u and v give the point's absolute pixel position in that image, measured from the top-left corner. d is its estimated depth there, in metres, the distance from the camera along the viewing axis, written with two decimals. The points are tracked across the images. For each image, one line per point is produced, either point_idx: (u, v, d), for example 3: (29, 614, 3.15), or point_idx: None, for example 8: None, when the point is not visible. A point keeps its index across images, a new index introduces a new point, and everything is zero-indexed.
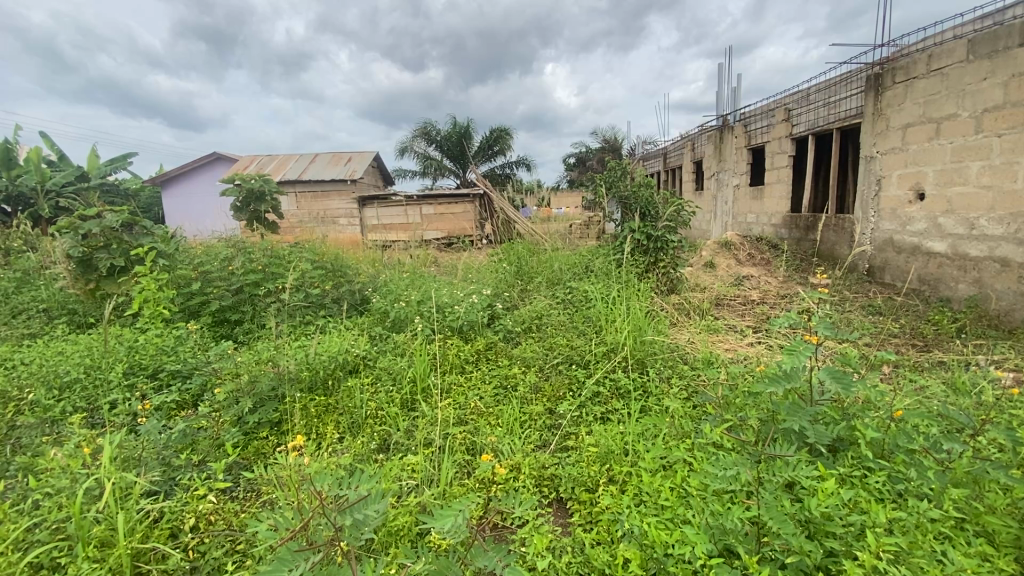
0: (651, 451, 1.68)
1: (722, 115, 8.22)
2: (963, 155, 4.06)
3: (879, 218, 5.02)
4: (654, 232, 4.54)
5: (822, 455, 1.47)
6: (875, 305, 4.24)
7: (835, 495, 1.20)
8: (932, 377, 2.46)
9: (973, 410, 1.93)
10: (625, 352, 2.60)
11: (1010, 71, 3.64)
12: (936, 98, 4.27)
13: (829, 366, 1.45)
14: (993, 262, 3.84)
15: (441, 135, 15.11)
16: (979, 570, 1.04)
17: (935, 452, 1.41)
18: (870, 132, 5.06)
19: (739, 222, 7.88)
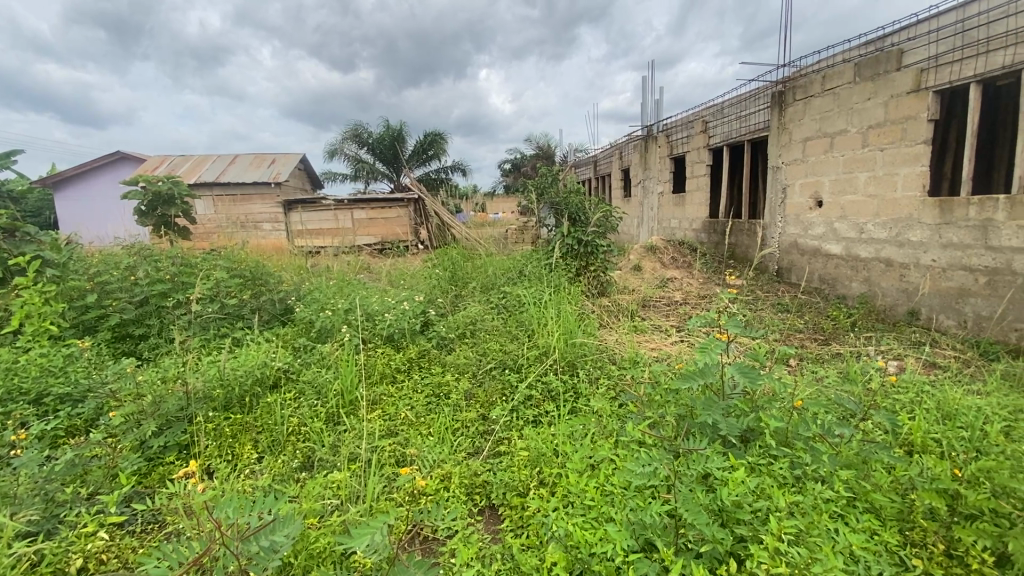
0: (579, 452, 1.71)
1: (647, 125, 8.62)
2: (853, 166, 4.51)
3: (785, 223, 5.47)
4: (584, 236, 4.68)
5: (735, 446, 1.55)
6: (783, 304, 4.61)
7: (743, 483, 1.27)
8: (831, 368, 2.70)
9: (865, 397, 2.14)
10: (557, 354, 2.65)
11: (889, 93, 4.09)
12: (830, 114, 4.73)
13: (738, 362, 1.55)
14: (879, 263, 4.31)
15: (373, 137, 14.71)
16: (864, 543, 1.15)
17: (830, 438, 1.54)
18: (776, 144, 5.50)
19: (663, 227, 8.30)
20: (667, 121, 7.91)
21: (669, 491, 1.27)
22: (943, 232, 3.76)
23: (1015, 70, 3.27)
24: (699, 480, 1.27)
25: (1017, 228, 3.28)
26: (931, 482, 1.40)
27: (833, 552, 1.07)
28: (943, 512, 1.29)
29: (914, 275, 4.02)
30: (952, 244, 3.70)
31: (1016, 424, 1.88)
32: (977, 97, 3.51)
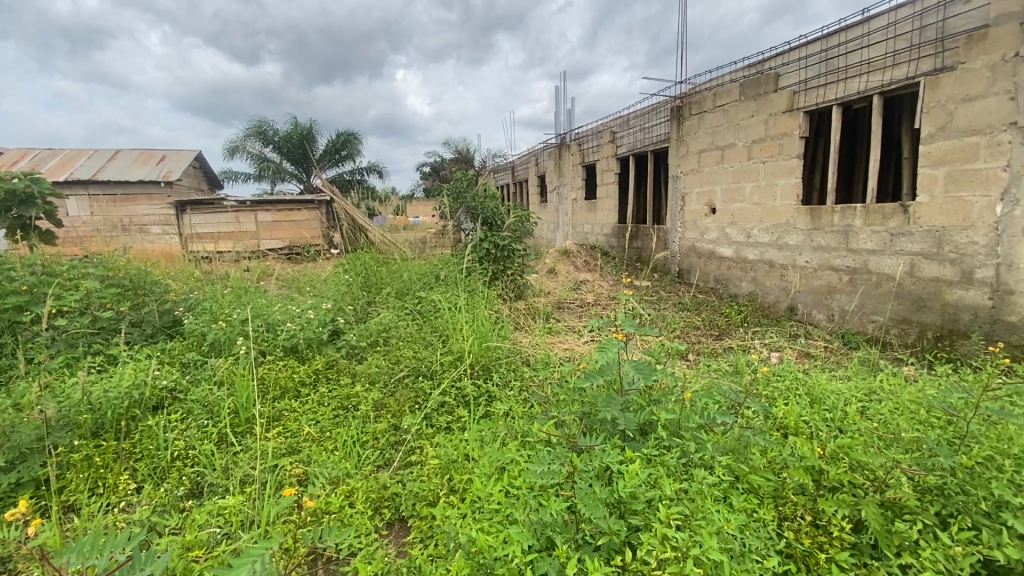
0: (488, 456, 1.72)
1: (560, 133, 8.91)
2: (740, 177, 4.96)
3: (684, 228, 5.89)
4: (501, 240, 4.74)
5: (633, 439, 1.63)
6: (684, 303, 4.96)
7: (638, 475, 1.35)
8: (724, 362, 2.95)
9: (751, 387, 2.37)
10: (471, 360, 2.64)
11: (768, 111, 4.56)
12: (720, 129, 5.17)
13: (634, 360, 1.64)
14: (763, 264, 4.77)
15: (280, 135, 13.87)
16: (741, 521, 1.26)
17: (715, 426, 1.68)
18: (675, 155, 5.91)
19: (577, 232, 8.61)
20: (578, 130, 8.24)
21: (569, 488, 1.31)
22: (814, 236, 4.24)
23: (867, 95, 3.78)
24: (598, 474, 1.32)
25: (871, 232, 3.79)
26: (801, 460, 1.58)
27: (716, 532, 1.16)
28: (810, 486, 1.47)
29: (792, 274, 4.49)
30: (821, 247, 4.19)
31: (869, 404, 2.15)
32: (839, 118, 4.01)
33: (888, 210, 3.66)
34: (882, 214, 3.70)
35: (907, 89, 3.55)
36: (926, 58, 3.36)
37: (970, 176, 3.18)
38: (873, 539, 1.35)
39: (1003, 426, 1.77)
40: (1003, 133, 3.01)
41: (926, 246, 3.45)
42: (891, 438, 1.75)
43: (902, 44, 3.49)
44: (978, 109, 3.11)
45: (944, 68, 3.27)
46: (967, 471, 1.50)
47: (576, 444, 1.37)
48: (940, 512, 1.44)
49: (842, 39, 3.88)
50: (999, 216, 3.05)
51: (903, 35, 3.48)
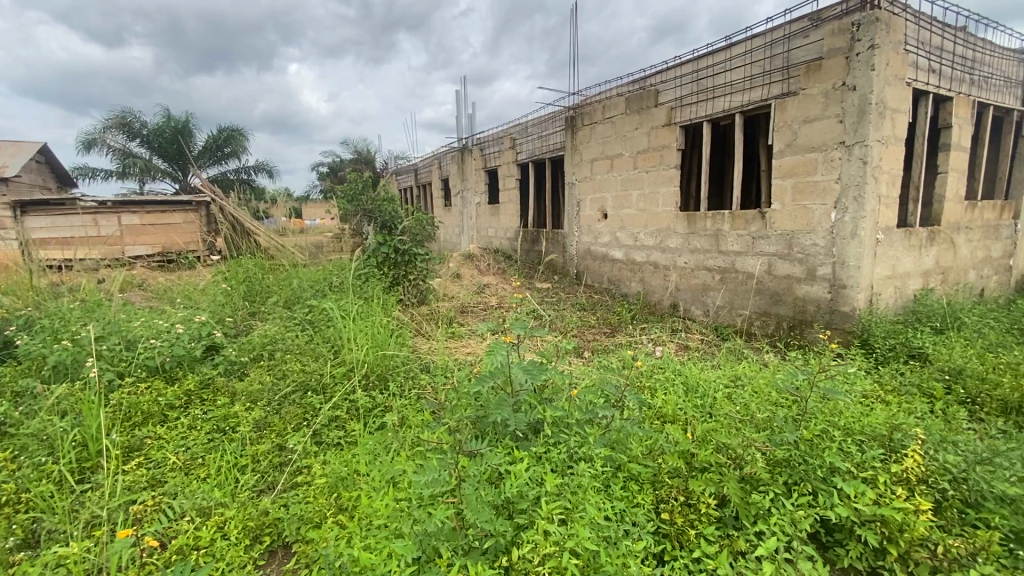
0: (379, 469, 1.67)
1: (461, 138, 8.94)
2: (627, 184, 5.31)
3: (580, 232, 6.18)
4: (401, 245, 4.63)
5: (524, 438, 1.68)
6: (581, 304, 5.20)
7: (525, 474, 1.38)
8: (617, 358, 3.13)
9: (637, 382, 2.54)
10: (365, 370, 2.54)
11: (650, 125, 4.94)
12: (608, 140, 5.50)
13: (523, 361, 1.71)
14: (650, 265, 5.15)
15: (148, 128, 12.37)
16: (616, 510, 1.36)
17: (599, 420, 1.78)
18: (570, 162, 6.18)
19: (481, 236, 8.67)
20: (479, 135, 8.31)
21: (457, 494, 1.31)
22: (691, 239, 4.66)
23: (730, 113, 4.24)
24: (484, 477, 1.35)
25: (737, 236, 4.25)
26: (675, 446, 1.73)
27: (594, 520, 1.23)
28: (682, 469, 1.61)
29: (674, 274, 4.90)
30: (697, 249, 4.61)
31: (733, 389, 2.41)
32: (708, 133, 4.46)
33: (750, 216, 4.12)
34: (745, 220, 4.17)
35: (762, 110, 4.04)
36: (776, 83, 3.85)
37: (812, 187, 3.69)
38: (734, 511, 1.52)
39: (834, 402, 2.07)
40: (835, 151, 3.53)
41: (780, 248, 3.94)
42: (749, 420, 1.97)
43: (758, 69, 3.96)
44: (816, 129, 3.62)
45: (789, 93, 3.76)
46: (808, 443, 1.74)
47: (460, 450, 1.39)
48: (787, 481, 1.66)
49: (711, 61, 4.32)
50: (833, 222, 3.57)
51: (759, 61, 3.95)
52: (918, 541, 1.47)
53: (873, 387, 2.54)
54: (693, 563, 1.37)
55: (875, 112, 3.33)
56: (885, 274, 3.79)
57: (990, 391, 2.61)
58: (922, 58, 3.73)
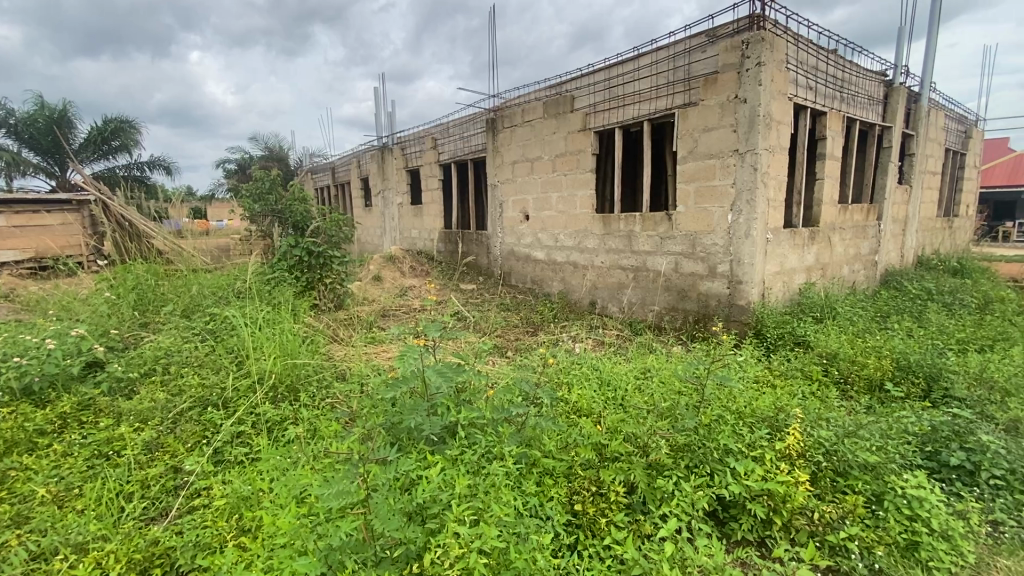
0: (286, 486, 1.58)
1: (381, 137, 8.72)
2: (546, 187, 5.44)
3: (503, 233, 6.24)
4: (315, 247, 4.42)
5: (439, 442, 1.68)
6: (505, 304, 5.26)
7: (436, 479, 1.38)
8: (538, 356, 3.20)
9: (556, 379, 2.62)
10: (273, 382, 2.40)
11: (567, 129, 5.09)
12: (528, 143, 5.60)
13: (437, 365, 1.71)
14: (570, 265, 5.31)
15: (15, 116, 10.84)
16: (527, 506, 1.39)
17: (514, 418, 1.82)
18: (491, 164, 6.21)
19: (403, 237, 8.49)
20: (399, 135, 8.14)
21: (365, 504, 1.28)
22: (607, 240, 4.87)
23: (639, 121, 4.48)
24: (395, 484, 1.33)
25: (648, 237, 4.50)
26: (587, 438, 1.80)
27: (503, 518, 1.25)
28: (594, 460, 1.68)
29: (591, 273, 5.09)
30: (613, 249, 4.83)
31: (644, 381, 2.55)
32: (620, 139, 4.68)
33: (658, 218, 4.38)
34: (655, 221, 4.43)
35: (667, 118, 4.31)
36: (679, 93, 4.12)
37: (711, 191, 3.99)
38: (642, 497, 1.61)
39: (728, 389, 2.26)
40: (731, 158, 3.84)
41: (685, 247, 4.22)
42: (656, 410, 2.09)
43: (663, 80, 4.22)
44: (714, 138, 3.93)
45: (690, 103, 4.05)
46: (706, 427, 1.89)
47: (366, 458, 1.36)
48: (688, 465, 1.79)
49: (621, 71, 4.54)
50: (730, 223, 3.89)
51: (663, 72, 4.21)
52: (798, 509, 1.65)
53: (764, 372, 2.80)
54: (604, 550, 1.43)
55: (762, 123, 3.67)
56: (775, 270, 4.19)
57: (859, 371, 2.96)
58: (801, 76, 4.16)
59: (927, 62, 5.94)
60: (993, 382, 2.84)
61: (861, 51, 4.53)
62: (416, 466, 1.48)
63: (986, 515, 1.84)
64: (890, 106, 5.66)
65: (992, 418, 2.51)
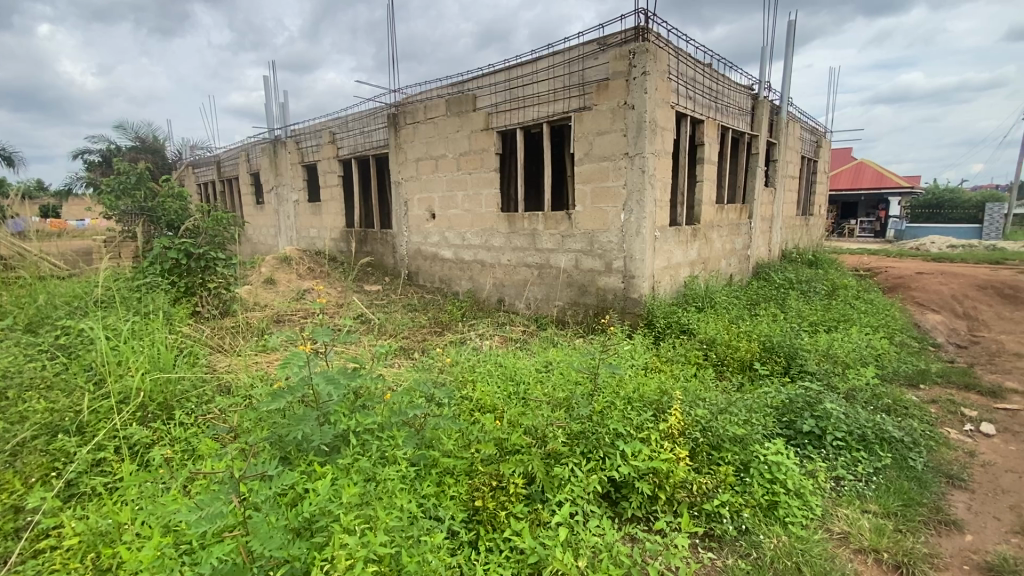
0: (153, 514, 1.43)
1: (272, 129, 8.13)
2: (452, 186, 5.41)
3: (408, 232, 6.11)
4: (194, 248, 4.00)
5: (329, 452, 1.62)
6: (411, 305, 5.16)
7: (324, 490, 1.33)
8: (444, 355, 3.18)
9: (460, 377, 2.62)
10: (142, 401, 2.16)
11: (470, 128, 5.10)
12: (431, 140, 5.52)
13: (325, 371, 1.65)
14: (477, 264, 5.34)
15: None
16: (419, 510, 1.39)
17: (411, 420, 1.81)
18: (394, 161, 6.04)
19: (301, 237, 7.99)
20: (293, 128, 7.66)
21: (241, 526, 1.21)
22: (512, 238, 4.96)
23: (539, 122, 4.61)
24: (276, 501, 1.27)
25: (550, 235, 4.65)
26: (487, 434, 1.83)
27: (392, 524, 1.25)
28: (493, 455, 1.71)
29: (498, 271, 5.15)
30: (518, 247, 4.92)
31: (545, 373, 2.64)
32: (522, 139, 4.78)
33: (559, 217, 4.55)
34: (556, 220, 4.59)
35: (564, 121, 4.48)
36: (575, 97, 4.30)
37: (606, 192, 4.22)
38: (540, 486, 1.67)
39: (618, 376, 2.41)
40: (622, 160, 4.09)
41: (585, 245, 4.42)
42: (552, 400, 2.17)
43: (560, 84, 4.38)
44: (607, 141, 4.15)
45: (585, 107, 4.24)
46: (598, 414, 2.01)
47: (243, 475, 1.29)
48: (583, 451, 1.88)
49: (520, 73, 4.65)
50: (623, 222, 4.13)
51: (559, 77, 4.37)
52: (679, 483, 1.81)
53: (652, 359, 3.02)
54: (504, 542, 1.47)
55: (648, 129, 3.94)
56: (663, 265, 4.54)
57: (732, 353, 3.31)
58: (680, 87, 4.53)
59: (784, 79, 6.74)
60: (836, 357, 3.35)
61: (731, 66, 5.03)
62: (302, 479, 1.42)
63: (831, 472, 2.15)
64: (756, 116, 6.35)
65: (836, 388, 2.94)
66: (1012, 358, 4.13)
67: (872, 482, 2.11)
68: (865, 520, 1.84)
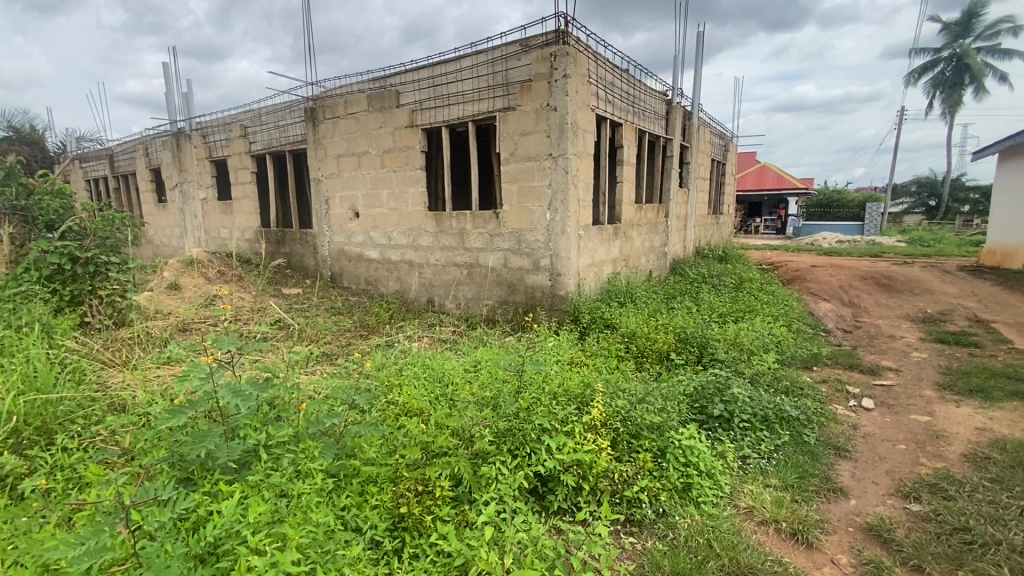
0: (25, 553, 1.28)
1: (174, 121, 7.47)
2: (376, 184, 5.24)
3: (330, 232, 5.85)
4: (80, 252, 3.57)
5: (236, 470, 1.53)
6: (335, 308, 4.96)
7: (228, 510, 1.27)
8: (369, 360, 3.07)
9: (386, 381, 2.56)
10: (14, 426, 1.90)
11: (393, 125, 4.97)
12: (352, 137, 5.32)
13: (229, 383, 1.55)
14: (404, 264, 5.22)
15: None
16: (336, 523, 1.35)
17: (328, 429, 1.74)
18: (313, 158, 5.75)
19: (210, 238, 7.41)
20: (199, 120, 7.08)
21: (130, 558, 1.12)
22: (440, 238, 4.90)
23: (464, 121, 4.59)
24: (171, 529, 1.19)
25: (478, 234, 4.64)
26: (411, 439, 1.79)
27: (301, 540, 1.21)
28: (418, 459, 1.68)
29: (426, 271, 5.08)
30: (446, 247, 4.88)
31: (473, 373, 2.64)
32: (447, 138, 4.74)
33: (486, 216, 4.55)
34: (483, 220, 4.59)
35: (489, 121, 4.49)
36: (499, 97, 4.32)
37: (532, 191, 4.28)
38: (466, 487, 1.66)
39: (544, 372, 2.46)
40: (546, 161, 4.16)
41: (512, 244, 4.46)
42: (478, 400, 2.17)
43: (484, 83, 4.38)
44: (531, 141, 4.21)
45: (509, 108, 4.27)
46: (524, 411, 2.03)
47: (133, 502, 1.20)
48: (510, 448, 1.90)
49: (443, 70, 4.59)
50: (549, 221, 4.22)
51: (483, 76, 4.37)
52: (602, 472, 1.88)
53: (577, 354, 3.11)
54: (430, 547, 1.45)
55: (570, 131, 4.05)
56: (588, 263, 4.69)
57: (651, 345, 3.48)
58: (600, 90, 4.70)
59: (694, 86, 7.18)
60: (742, 345, 3.63)
61: (647, 73, 5.29)
62: (205, 501, 1.34)
63: (738, 452, 2.33)
64: (670, 121, 6.72)
65: (742, 374, 3.18)
66: (886, 339, 4.69)
67: (773, 459, 2.30)
68: (768, 494, 2.01)
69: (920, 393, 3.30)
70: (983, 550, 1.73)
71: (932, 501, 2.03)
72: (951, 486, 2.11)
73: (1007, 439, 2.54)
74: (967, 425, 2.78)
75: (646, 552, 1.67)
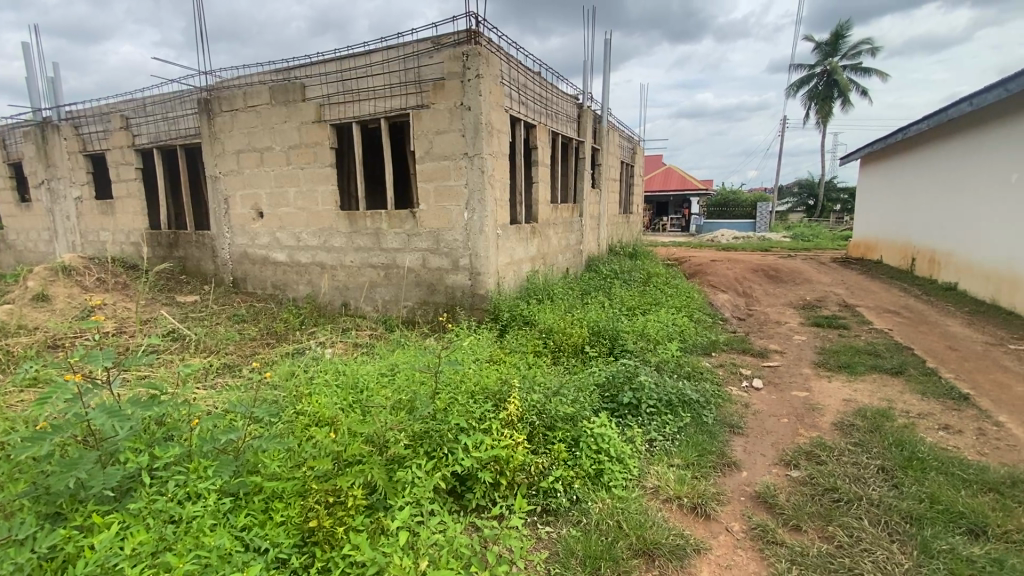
0: None
1: (37, 108, 6.55)
2: (282, 182, 4.94)
3: (231, 234, 5.43)
4: None
5: (112, 500, 1.40)
6: (238, 315, 4.62)
7: (100, 545, 1.16)
8: (279, 369, 2.90)
9: (297, 390, 2.43)
10: None
11: (299, 120, 4.71)
12: (254, 131, 4.97)
13: (103, 404, 1.40)
14: (316, 266, 4.97)
15: None
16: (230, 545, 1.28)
17: (224, 446, 1.63)
18: (209, 153, 5.29)
19: (86, 242, 6.59)
20: (68, 108, 6.27)
21: None
22: (354, 238, 4.72)
23: (376, 118, 4.45)
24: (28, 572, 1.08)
25: (395, 234, 4.53)
26: (321, 449, 1.72)
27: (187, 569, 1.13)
28: (329, 470, 1.62)
29: (340, 274, 4.87)
30: (361, 247, 4.71)
31: (389, 376, 2.58)
32: (358, 134, 4.57)
33: (403, 216, 4.46)
34: (400, 219, 4.49)
35: (402, 118, 4.39)
36: (411, 94, 4.24)
37: (448, 191, 4.26)
38: (380, 494, 1.63)
39: (461, 371, 2.46)
40: (462, 160, 4.16)
41: (430, 244, 4.41)
42: (393, 404, 2.14)
43: (395, 79, 4.28)
44: (446, 140, 4.19)
45: (422, 105, 4.21)
46: (441, 411, 2.02)
47: None
48: (426, 451, 1.89)
49: (353, 64, 4.43)
50: (466, 220, 4.22)
51: (395, 72, 4.27)
52: (519, 466, 1.92)
53: (496, 351, 3.14)
54: (343, 559, 1.39)
55: (485, 130, 4.07)
56: (506, 262, 4.75)
57: (566, 339, 3.60)
58: (513, 91, 4.77)
59: (604, 91, 7.52)
60: (649, 336, 3.87)
61: (558, 76, 5.46)
62: (74, 535, 1.22)
63: (646, 436, 2.48)
64: (582, 123, 6.98)
65: (649, 362, 3.39)
66: (774, 325, 5.21)
67: (676, 440, 2.48)
68: (672, 473, 2.16)
69: (800, 372, 3.71)
70: (848, 506, 1.99)
71: (808, 467, 2.29)
72: (823, 452, 2.40)
73: (867, 407, 2.93)
74: (837, 397, 3.18)
75: (560, 540, 1.74)
